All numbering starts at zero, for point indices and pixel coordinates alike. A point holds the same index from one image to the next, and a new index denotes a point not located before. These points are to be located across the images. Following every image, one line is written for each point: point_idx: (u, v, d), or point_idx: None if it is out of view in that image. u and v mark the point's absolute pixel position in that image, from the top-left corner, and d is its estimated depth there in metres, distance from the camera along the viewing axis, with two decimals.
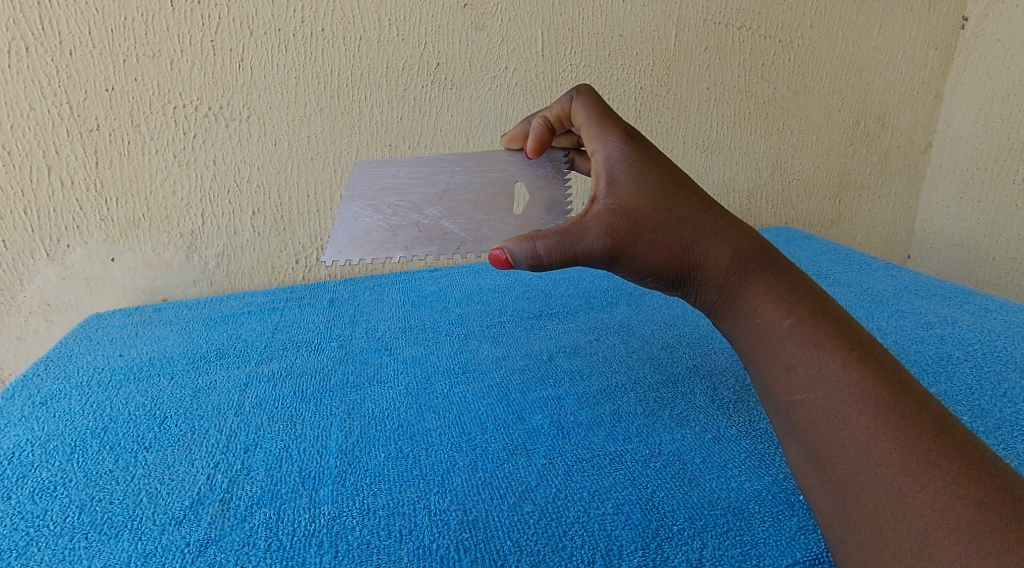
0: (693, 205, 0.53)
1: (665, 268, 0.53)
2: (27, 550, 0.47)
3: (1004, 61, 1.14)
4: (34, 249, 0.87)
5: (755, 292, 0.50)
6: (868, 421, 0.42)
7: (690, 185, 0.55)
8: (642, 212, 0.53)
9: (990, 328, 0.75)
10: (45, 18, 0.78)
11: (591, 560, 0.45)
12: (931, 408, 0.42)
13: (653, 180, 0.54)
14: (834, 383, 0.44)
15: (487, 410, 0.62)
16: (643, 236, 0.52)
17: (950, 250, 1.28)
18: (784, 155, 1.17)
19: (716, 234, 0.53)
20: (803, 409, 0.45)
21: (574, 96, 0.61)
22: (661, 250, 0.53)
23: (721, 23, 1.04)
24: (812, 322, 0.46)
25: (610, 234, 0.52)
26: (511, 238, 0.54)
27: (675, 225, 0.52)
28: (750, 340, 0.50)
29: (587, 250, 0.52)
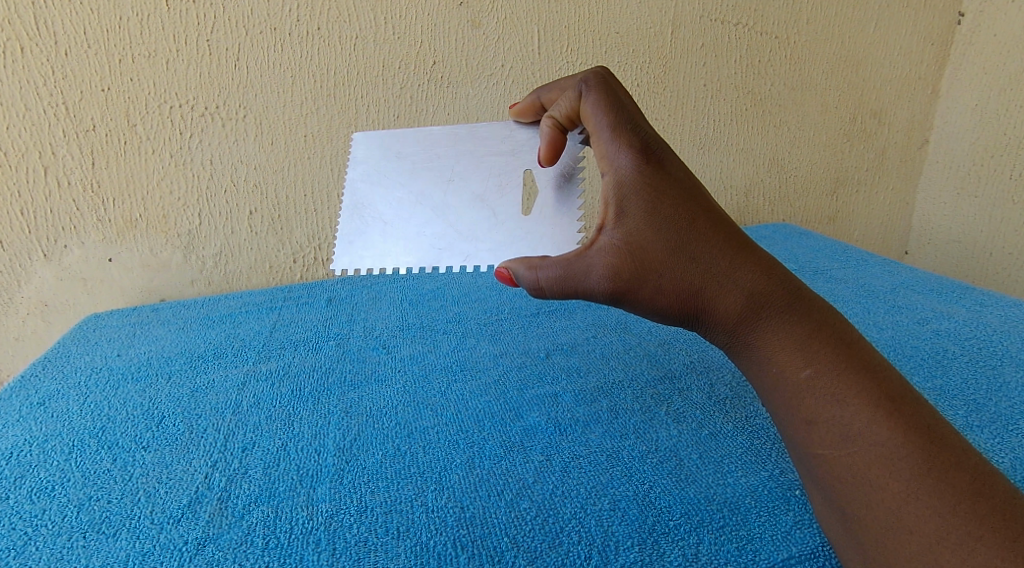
0: (710, 241, 0.51)
1: (679, 309, 0.51)
2: (25, 549, 0.47)
3: (1000, 57, 1.14)
4: (31, 250, 0.87)
5: (773, 340, 0.48)
6: (900, 485, 0.40)
7: (708, 213, 0.52)
8: (655, 251, 0.50)
9: (987, 323, 0.75)
10: (40, 18, 0.78)
11: (587, 556, 0.45)
12: (967, 468, 0.41)
13: (668, 213, 0.51)
14: (860, 443, 0.42)
15: (484, 408, 0.62)
16: (654, 277, 0.51)
17: (947, 245, 1.28)
18: (780, 152, 1.17)
19: (735, 273, 0.50)
20: (827, 465, 0.44)
21: (585, 96, 0.55)
22: (673, 289, 0.51)
23: (717, 20, 1.04)
24: (836, 373, 0.45)
25: (617, 277, 0.51)
26: (516, 266, 0.55)
27: (691, 264, 0.50)
28: (771, 386, 0.48)
29: (594, 290, 0.52)
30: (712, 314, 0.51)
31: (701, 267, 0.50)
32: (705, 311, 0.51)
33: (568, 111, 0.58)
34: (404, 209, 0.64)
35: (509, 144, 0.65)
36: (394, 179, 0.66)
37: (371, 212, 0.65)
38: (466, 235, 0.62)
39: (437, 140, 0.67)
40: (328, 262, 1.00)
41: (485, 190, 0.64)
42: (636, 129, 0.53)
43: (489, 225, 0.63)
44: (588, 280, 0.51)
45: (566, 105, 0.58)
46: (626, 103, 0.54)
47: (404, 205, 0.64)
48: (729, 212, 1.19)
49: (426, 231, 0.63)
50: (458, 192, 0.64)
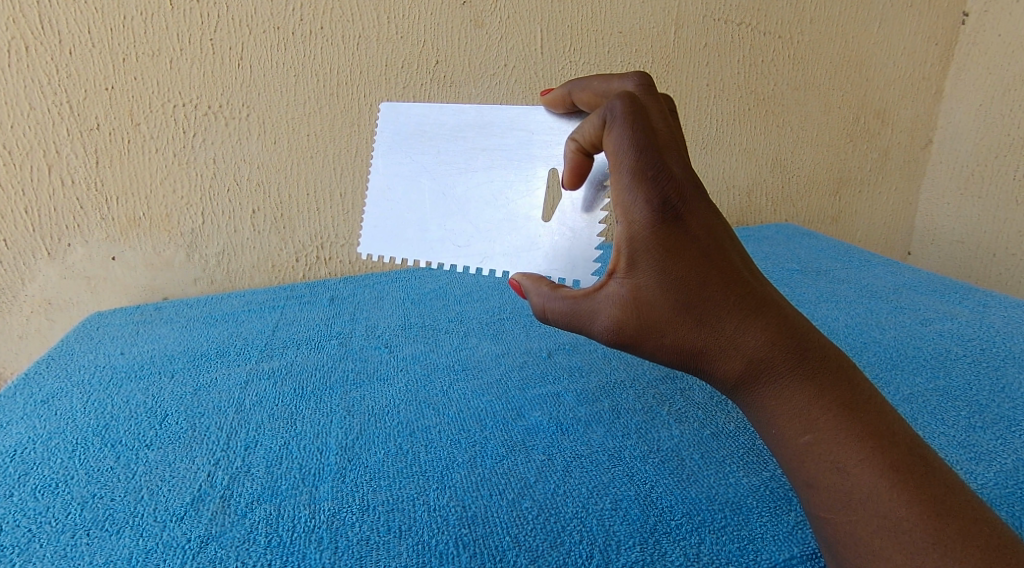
0: (718, 303, 0.48)
1: (683, 358, 0.50)
2: (29, 546, 0.47)
3: (1004, 57, 1.14)
4: (35, 248, 0.87)
5: (777, 400, 0.47)
6: (902, 555, 0.40)
7: (720, 272, 0.48)
8: (660, 309, 0.48)
9: (990, 324, 0.75)
10: (44, 17, 0.78)
11: (589, 555, 0.45)
12: (973, 536, 0.40)
13: (679, 271, 0.48)
14: (862, 513, 0.42)
15: (487, 407, 0.62)
16: (657, 329, 0.49)
17: (951, 246, 1.28)
18: (784, 152, 1.17)
19: (743, 336, 0.48)
20: (829, 529, 0.43)
21: (613, 128, 0.49)
22: (676, 343, 0.49)
23: (720, 19, 1.04)
24: (836, 440, 0.44)
25: (618, 326, 0.50)
26: (527, 289, 0.56)
27: (697, 323, 0.48)
28: (773, 443, 0.48)
29: (595, 332, 0.52)
30: (713, 370, 0.49)
31: (707, 327, 0.48)
32: (706, 367, 0.50)
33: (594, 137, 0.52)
34: (427, 200, 0.66)
35: (507, 140, 0.66)
36: (420, 168, 0.67)
37: (392, 197, 0.68)
38: (489, 235, 0.64)
39: (465, 125, 0.67)
40: (330, 261, 1.00)
41: (503, 186, 0.65)
42: (660, 172, 0.48)
43: (510, 222, 0.64)
44: (590, 323, 0.51)
45: (590, 130, 0.52)
46: (656, 139, 0.48)
47: (430, 197, 0.66)
48: (731, 212, 1.18)
49: (451, 226, 0.65)
50: (484, 186, 0.66)
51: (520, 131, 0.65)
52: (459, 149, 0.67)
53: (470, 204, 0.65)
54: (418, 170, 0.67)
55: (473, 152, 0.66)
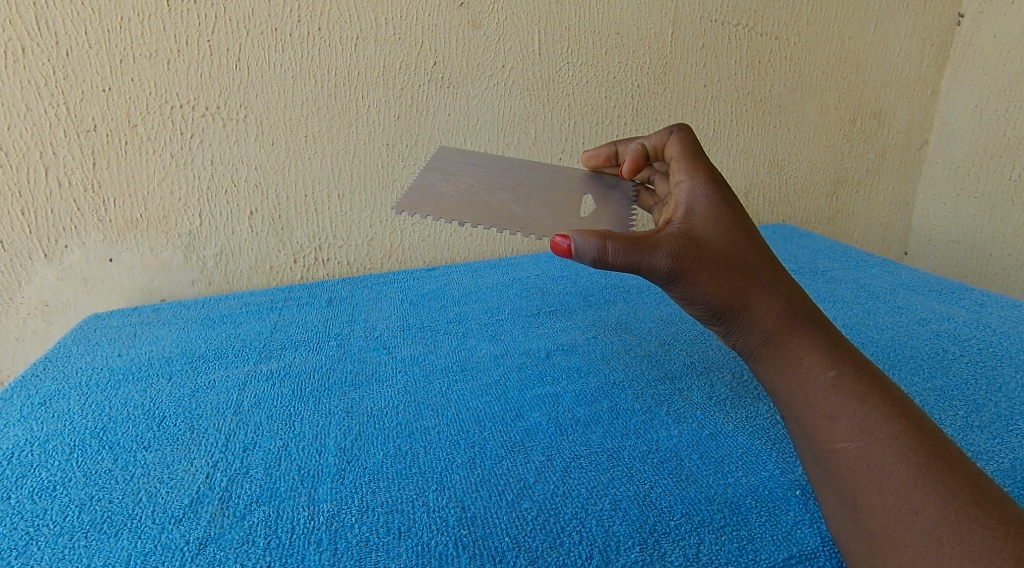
0: (753, 259, 0.54)
1: (720, 303, 0.53)
2: (27, 549, 0.47)
3: (999, 58, 1.15)
4: (32, 250, 0.87)
5: (801, 342, 0.51)
6: (909, 472, 0.43)
7: (752, 236, 0.55)
8: (713, 248, 0.53)
9: (986, 324, 0.75)
10: (41, 18, 0.78)
11: (588, 556, 0.45)
12: (966, 466, 0.43)
13: (725, 225, 0.54)
14: (876, 436, 0.45)
15: (485, 408, 0.62)
16: (707, 268, 0.53)
17: (948, 246, 1.29)
18: (781, 152, 1.17)
19: (772, 286, 0.53)
20: (841, 459, 0.46)
21: (673, 132, 0.64)
22: (718, 285, 0.53)
23: (717, 21, 1.04)
24: (855, 375, 0.48)
25: (682, 255, 0.52)
26: (579, 232, 0.52)
27: (738, 268, 0.53)
28: (791, 386, 0.51)
29: (654, 264, 0.52)
30: (742, 317, 0.53)
31: (742, 279, 0.53)
32: (733, 319, 0.53)
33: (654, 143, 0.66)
34: (471, 188, 0.69)
35: (531, 173, 0.73)
36: (460, 173, 0.72)
37: (438, 182, 0.70)
38: (513, 220, 0.65)
39: (509, 159, 0.75)
40: (329, 262, 1.00)
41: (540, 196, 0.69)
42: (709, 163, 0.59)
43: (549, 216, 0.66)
44: (652, 254, 0.52)
45: (659, 138, 0.66)
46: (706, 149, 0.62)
47: (467, 187, 0.69)
48: None
49: (478, 207, 0.66)
50: (515, 192, 0.69)
51: (546, 168, 0.74)
52: (503, 169, 0.73)
53: (501, 198, 0.68)
54: (465, 172, 0.72)
55: (510, 174, 0.72)
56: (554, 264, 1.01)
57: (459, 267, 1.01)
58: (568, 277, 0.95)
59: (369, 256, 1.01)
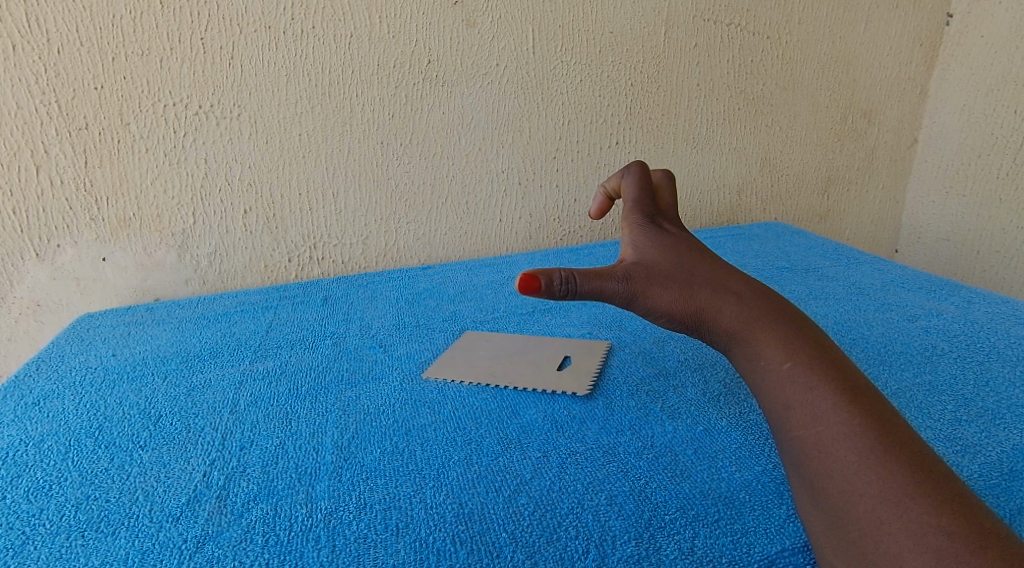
0: (710, 271, 0.56)
1: (682, 311, 0.54)
2: (23, 549, 0.47)
3: (987, 58, 1.16)
4: (24, 250, 0.86)
5: (760, 334, 0.52)
6: (855, 455, 0.43)
7: (704, 256, 0.57)
8: (664, 267, 0.56)
9: (974, 320, 0.76)
10: (32, 16, 0.78)
11: (585, 550, 0.46)
12: (917, 448, 0.43)
13: (673, 250, 0.57)
14: (823, 422, 0.45)
15: (481, 406, 0.62)
16: (661, 284, 0.55)
17: (937, 244, 1.30)
18: (772, 151, 1.18)
19: (727, 288, 0.55)
20: (797, 446, 0.46)
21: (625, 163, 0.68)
22: (676, 296, 0.54)
23: (710, 20, 1.05)
24: (809, 363, 0.48)
25: (631, 279, 0.54)
26: (546, 267, 0.51)
27: (692, 279, 0.55)
28: (754, 379, 0.51)
29: (611, 288, 0.54)
30: (708, 319, 0.54)
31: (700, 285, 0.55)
32: (701, 321, 0.54)
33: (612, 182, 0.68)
34: None
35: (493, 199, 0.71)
36: None
37: None
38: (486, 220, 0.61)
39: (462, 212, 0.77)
40: (323, 261, 1.00)
41: None
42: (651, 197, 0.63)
43: None
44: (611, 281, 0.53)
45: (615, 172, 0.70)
46: (651, 178, 0.66)
47: None
48: (722, 212, 1.20)
49: None
50: None
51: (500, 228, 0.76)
52: None
53: None
54: None
55: None
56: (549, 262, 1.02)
57: (453, 265, 1.01)
58: None
59: (364, 255, 1.01)
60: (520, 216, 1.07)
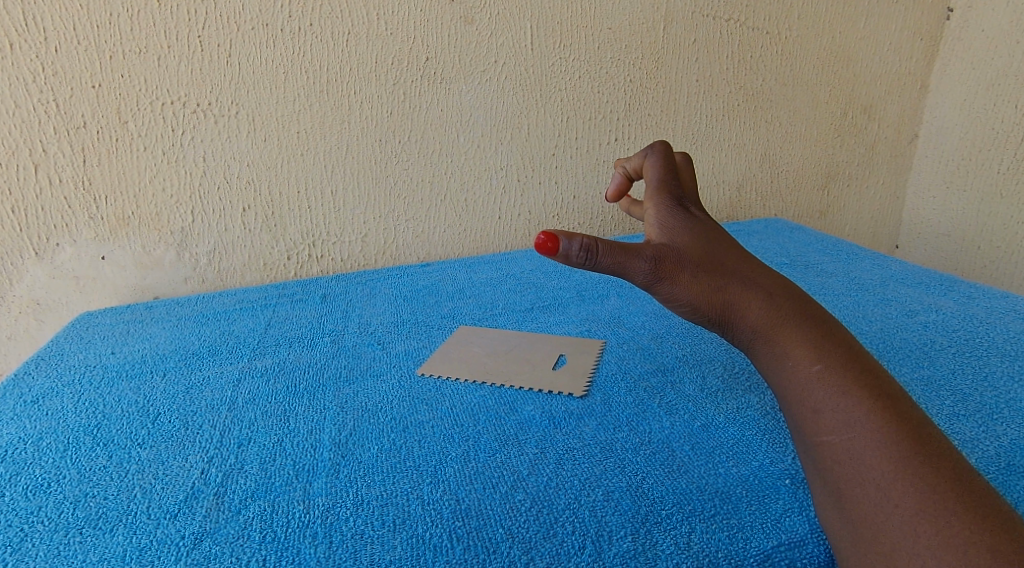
0: (738, 267, 0.55)
1: (704, 303, 0.54)
2: (22, 546, 0.47)
3: (988, 52, 1.16)
4: (23, 248, 0.86)
5: (789, 336, 0.51)
6: (891, 465, 0.43)
7: (731, 249, 0.57)
8: (688, 251, 0.55)
9: (973, 315, 0.76)
10: (29, 14, 0.78)
11: (581, 546, 0.46)
12: (950, 458, 0.43)
13: (702, 239, 0.57)
14: (858, 428, 0.45)
15: (479, 403, 0.62)
16: (688, 269, 0.54)
17: (937, 239, 1.30)
18: (772, 147, 1.18)
19: (754, 284, 0.54)
20: (828, 451, 0.46)
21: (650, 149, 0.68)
22: (702, 285, 0.54)
23: (709, 16, 1.05)
24: (841, 368, 0.48)
25: (660, 260, 0.53)
26: (568, 231, 0.51)
27: (716, 269, 0.55)
28: (780, 380, 0.51)
29: (637, 268, 0.53)
30: (731, 316, 0.54)
31: (727, 281, 0.54)
32: (725, 317, 0.54)
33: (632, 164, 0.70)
34: None
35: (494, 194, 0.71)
36: None
37: None
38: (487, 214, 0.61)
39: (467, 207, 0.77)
40: (322, 259, 1.00)
41: None
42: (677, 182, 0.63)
43: None
44: (635, 256, 0.53)
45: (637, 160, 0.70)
46: (676, 166, 0.66)
47: None
48: (721, 208, 1.20)
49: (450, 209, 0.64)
50: None
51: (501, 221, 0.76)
52: None
53: None
54: None
55: None
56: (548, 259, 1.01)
57: (453, 263, 1.01)
58: (561, 272, 0.95)
59: (363, 253, 1.01)
60: (519, 213, 1.07)
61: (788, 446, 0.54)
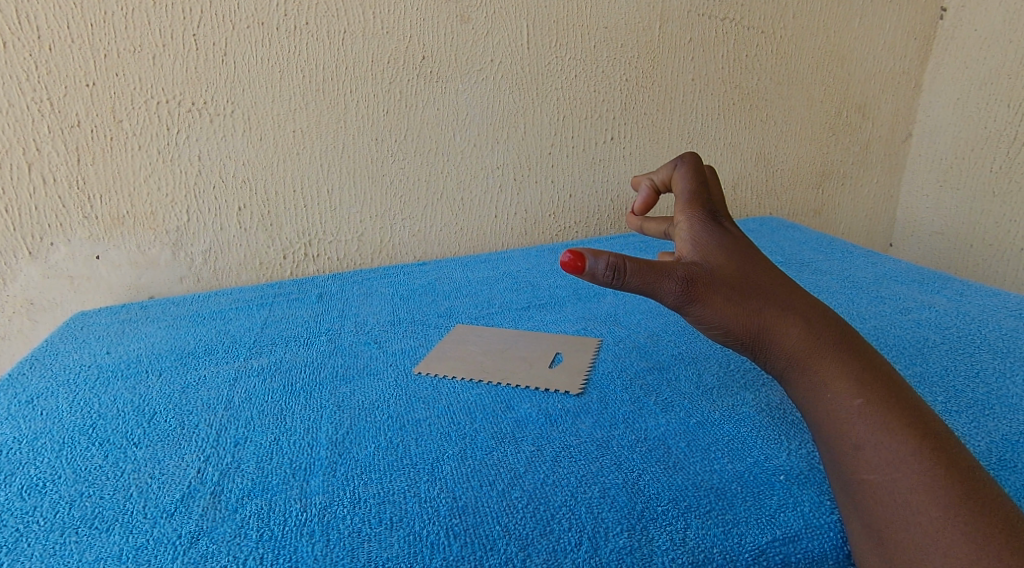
0: (776, 293, 0.56)
1: (737, 327, 0.55)
2: (17, 546, 0.47)
3: (981, 51, 1.17)
4: (17, 248, 0.86)
5: (828, 369, 0.52)
6: (937, 508, 0.43)
7: (768, 274, 0.57)
8: (721, 274, 0.56)
9: (966, 312, 0.77)
10: (22, 12, 0.77)
11: (578, 542, 0.46)
12: (996, 501, 0.43)
13: (736, 262, 0.57)
14: (901, 468, 0.45)
15: (476, 401, 0.62)
16: (720, 292, 0.55)
17: (930, 237, 1.31)
18: (768, 146, 1.18)
19: (791, 311, 0.55)
20: (868, 489, 0.46)
21: (680, 161, 0.69)
22: (735, 310, 0.55)
23: (704, 15, 1.05)
24: (883, 406, 0.48)
25: (690, 283, 0.55)
26: (594, 249, 0.53)
27: (750, 293, 0.55)
28: (819, 414, 0.51)
29: (666, 290, 0.55)
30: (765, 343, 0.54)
31: (764, 307, 0.55)
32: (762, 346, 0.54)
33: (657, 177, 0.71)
34: None
35: None
36: None
37: None
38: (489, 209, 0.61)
39: None
40: (318, 258, 1.00)
41: None
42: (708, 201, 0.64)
43: None
44: (663, 277, 0.54)
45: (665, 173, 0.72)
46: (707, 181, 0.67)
47: None
48: None
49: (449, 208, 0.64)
50: None
51: None
52: None
53: None
54: None
55: None
56: (544, 257, 1.01)
57: (449, 262, 1.01)
58: (558, 271, 0.96)
59: (359, 252, 1.01)
60: (515, 212, 1.07)
61: (782, 443, 0.55)
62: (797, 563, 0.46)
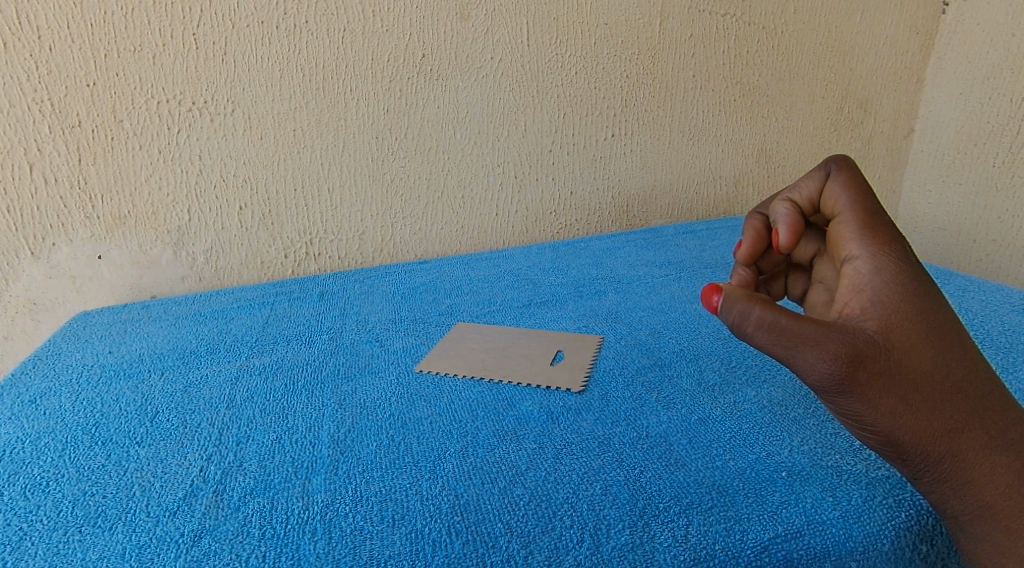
0: (964, 413, 0.47)
1: (905, 439, 0.47)
2: (21, 545, 0.47)
3: (983, 46, 1.16)
4: (19, 248, 0.86)
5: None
6: None
7: (959, 381, 0.47)
8: (893, 368, 0.47)
9: (969, 308, 0.77)
10: (22, 12, 0.77)
11: (580, 539, 0.46)
12: None
13: (920, 361, 0.47)
14: None
15: (478, 398, 0.62)
16: (889, 391, 0.46)
17: (933, 233, 1.30)
18: (769, 142, 1.18)
19: (983, 443, 0.46)
20: None
21: (845, 176, 0.57)
22: (903, 415, 0.47)
23: (704, 11, 1.05)
24: None
25: (842, 361, 0.46)
26: (729, 295, 0.50)
27: (928, 403, 0.47)
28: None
29: (812, 365, 0.47)
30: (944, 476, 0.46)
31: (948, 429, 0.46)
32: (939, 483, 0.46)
33: (807, 190, 0.59)
34: None
35: None
36: None
37: None
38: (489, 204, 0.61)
39: None
40: (319, 256, 1.00)
41: None
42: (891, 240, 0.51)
43: None
44: (804, 349, 0.47)
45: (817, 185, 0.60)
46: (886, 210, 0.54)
47: None
48: (719, 203, 1.20)
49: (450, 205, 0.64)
50: None
51: None
52: None
53: None
54: None
55: None
56: (545, 255, 1.01)
57: (450, 260, 1.01)
58: (559, 268, 0.95)
59: (360, 250, 1.01)
60: (516, 210, 1.07)
61: (785, 440, 0.55)
62: (799, 560, 0.45)
